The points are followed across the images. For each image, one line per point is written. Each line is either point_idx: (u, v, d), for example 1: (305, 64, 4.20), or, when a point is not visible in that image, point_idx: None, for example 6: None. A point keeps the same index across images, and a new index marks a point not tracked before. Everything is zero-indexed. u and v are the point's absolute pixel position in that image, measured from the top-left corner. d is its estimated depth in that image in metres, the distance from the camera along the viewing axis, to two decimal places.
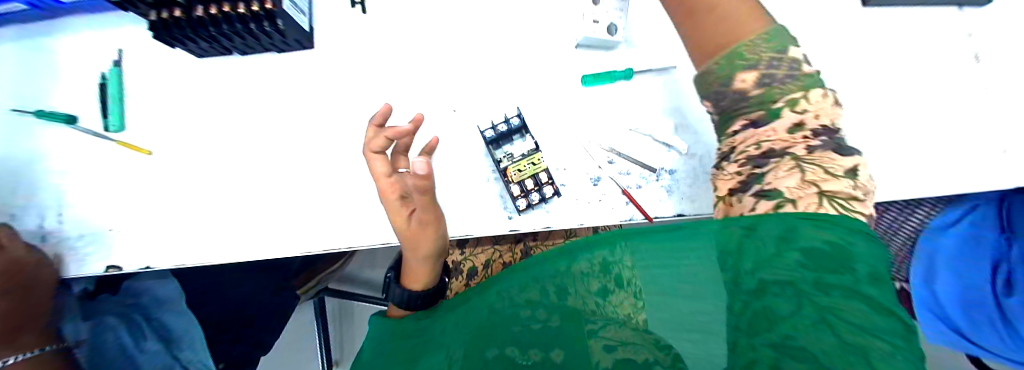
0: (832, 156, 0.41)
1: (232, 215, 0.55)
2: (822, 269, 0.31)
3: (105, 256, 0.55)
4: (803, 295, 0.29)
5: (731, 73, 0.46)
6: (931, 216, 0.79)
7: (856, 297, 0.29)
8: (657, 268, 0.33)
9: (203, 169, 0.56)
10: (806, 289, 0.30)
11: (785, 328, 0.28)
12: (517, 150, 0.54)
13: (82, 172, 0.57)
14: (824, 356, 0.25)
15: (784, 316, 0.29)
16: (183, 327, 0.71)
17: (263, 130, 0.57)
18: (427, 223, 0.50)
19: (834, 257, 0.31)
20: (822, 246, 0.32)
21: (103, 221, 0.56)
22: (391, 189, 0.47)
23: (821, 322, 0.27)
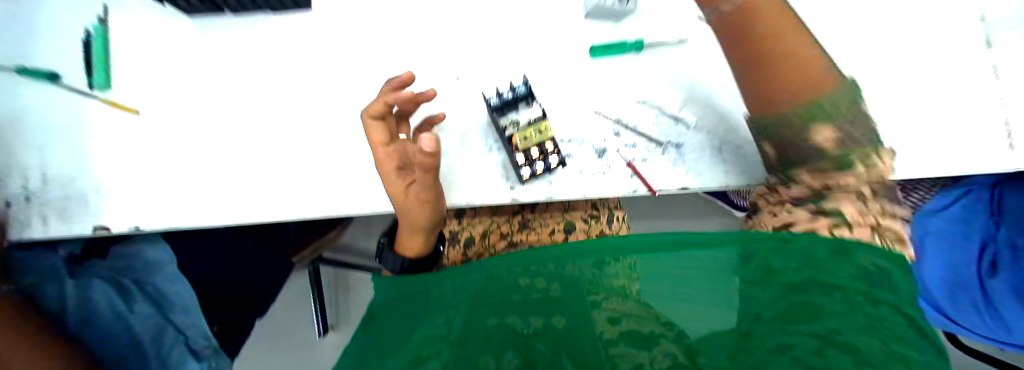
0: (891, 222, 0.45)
1: (226, 178, 0.53)
2: (832, 285, 0.32)
3: (93, 218, 0.51)
4: (830, 303, 0.31)
5: (812, 124, 0.47)
6: (926, 199, 0.80)
7: (858, 309, 0.31)
8: (679, 268, 0.35)
9: (195, 130, 0.54)
10: (834, 297, 0.32)
11: (813, 332, 0.29)
12: (523, 116, 0.51)
13: (60, 130, 0.52)
14: (860, 355, 0.26)
15: (809, 326, 0.30)
16: (176, 293, 0.72)
17: (257, 91, 0.55)
18: (424, 199, 0.46)
19: (857, 280, 0.33)
20: (858, 271, 0.34)
21: (87, 183, 0.52)
22: (388, 159, 0.48)
23: (833, 338, 0.28)
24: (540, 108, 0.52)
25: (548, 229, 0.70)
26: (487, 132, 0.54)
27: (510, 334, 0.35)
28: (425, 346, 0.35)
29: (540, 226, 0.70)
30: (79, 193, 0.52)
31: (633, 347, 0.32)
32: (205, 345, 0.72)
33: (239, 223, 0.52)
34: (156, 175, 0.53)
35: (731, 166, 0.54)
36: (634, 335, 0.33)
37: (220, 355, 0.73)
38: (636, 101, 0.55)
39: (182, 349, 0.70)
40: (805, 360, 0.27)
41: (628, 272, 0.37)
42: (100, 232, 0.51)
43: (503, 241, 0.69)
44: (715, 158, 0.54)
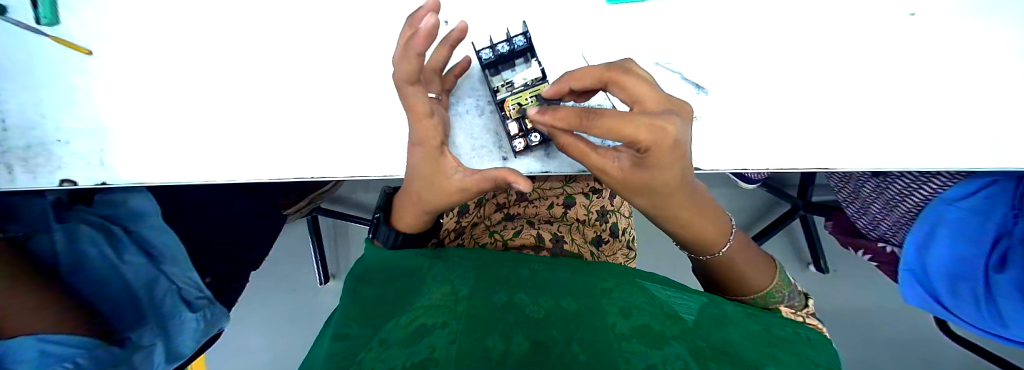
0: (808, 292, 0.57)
1: (200, 132, 0.49)
2: (776, 338, 0.38)
3: (55, 169, 0.47)
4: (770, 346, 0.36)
5: None
6: (944, 188, 0.72)
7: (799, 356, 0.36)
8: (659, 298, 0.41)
9: (160, 76, 0.48)
10: (775, 344, 0.37)
11: (754, 355, 0.33)
12: (519, 79, 0.45)
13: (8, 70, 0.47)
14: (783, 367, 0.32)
15: (753, 351, 0.34)
16: (166, 242, 0.70)
17: (227, 33, 0.48)
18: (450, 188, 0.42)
19: (790, 338, 0.40)
20: (789, 334, 0.41)
21: (46, 131, 0.47)
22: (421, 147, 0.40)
23: (772, 357, 0.34)
24: (539, 68, 0.44)
25: (547, 203, 0.66)
26: (481, 95, 0.49)
27: (514, 305, 0.38)
28: (426, 310, 0.37)
29: (539, 199, 0.67)
30: (38, 142, 0.47)
31: (643, 341, 0.33)
32: (198, 296, 0.72)
33: (217, 180, 0.49)
34: (123, 126, 0.48)
35: (753, 146, 0.48)
36: (643, 332, 0.34)
37: (214, 306, 0.73)
38: (654, 61, 0.48)
39: (176, 298, 0.70)
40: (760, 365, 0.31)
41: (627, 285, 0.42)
42: (66, 186, 0.47)
43: (499, 212, 0.66)
44: (738, 135, 0.48)
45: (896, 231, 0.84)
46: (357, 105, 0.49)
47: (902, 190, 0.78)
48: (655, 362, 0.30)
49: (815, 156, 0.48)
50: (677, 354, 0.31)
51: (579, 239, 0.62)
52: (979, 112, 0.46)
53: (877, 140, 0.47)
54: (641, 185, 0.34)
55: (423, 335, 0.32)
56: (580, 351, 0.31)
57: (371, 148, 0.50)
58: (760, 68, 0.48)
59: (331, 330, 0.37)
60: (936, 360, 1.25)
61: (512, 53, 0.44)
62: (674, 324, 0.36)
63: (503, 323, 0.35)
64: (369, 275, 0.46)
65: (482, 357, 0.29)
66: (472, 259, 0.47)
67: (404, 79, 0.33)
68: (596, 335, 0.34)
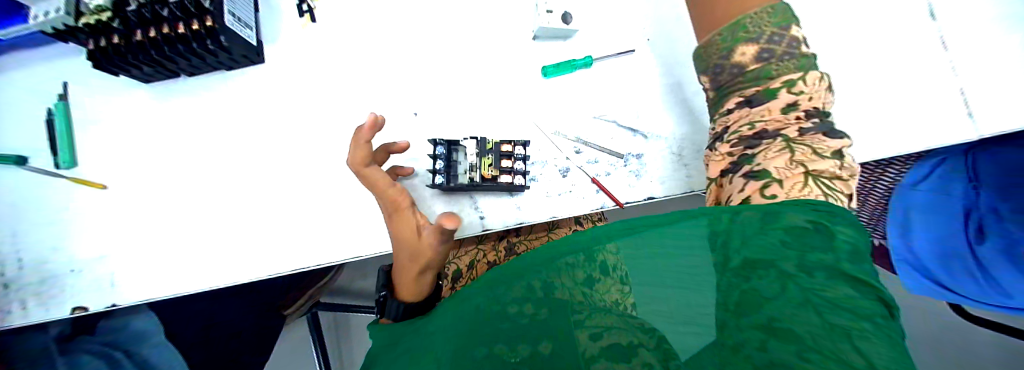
0: (821, 138, 0.41)
1: (205, 241, 0.52)
2: (801, 247, 0.28)
3: (71, 297, 0.50)
4: (797, 290, 0.25)
5: (732, 45, 0.48)
6: (905, 172, 0.81)
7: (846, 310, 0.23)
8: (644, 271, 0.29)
9: (164, 198, 0.53)
10: (795, 278, 0.26)
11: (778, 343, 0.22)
12: (468, 156, 0.50)
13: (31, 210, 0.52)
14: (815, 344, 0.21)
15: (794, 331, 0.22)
16: (164, 360, 0.70)
17: (221, 151, 0.54)
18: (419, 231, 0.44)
19: (799, 235, 0.29)
20: (803, 225, 0.30)
21: (64, 261, 0.51)
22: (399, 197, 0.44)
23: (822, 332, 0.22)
24: (475, 139, 0.51)
25: None
26: (449, 195, 0.53)
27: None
28: None
29: (526, 250, 0.70)
30: (51, 274, 0.50)
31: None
32: None
33: (218, 286, 0.51)
34: (130, 247, 0.52)
35: (694, 170, 0.55)
36: (613, 351, 0.24)
37: None
38: (594, 115, 0.55)
39: None
40: (755, 359, 0.22)
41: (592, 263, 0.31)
42: (77, 313, 0.49)
43: (491, 271, 0.68)
44: (682, 165, 0.55)
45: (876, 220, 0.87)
46: (342, 195, 0.54)
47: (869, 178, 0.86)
48: None
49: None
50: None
51: None
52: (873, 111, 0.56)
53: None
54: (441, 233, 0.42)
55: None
56: None
57: (360, 232, 0.54)
58: (683, 107, 0.56)
59: None
60: None
61: (450, 154, 0.50)
62: (643, 331, 0.26)
63: None
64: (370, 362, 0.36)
65: None
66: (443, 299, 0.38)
67: (360, 161, 0.42)
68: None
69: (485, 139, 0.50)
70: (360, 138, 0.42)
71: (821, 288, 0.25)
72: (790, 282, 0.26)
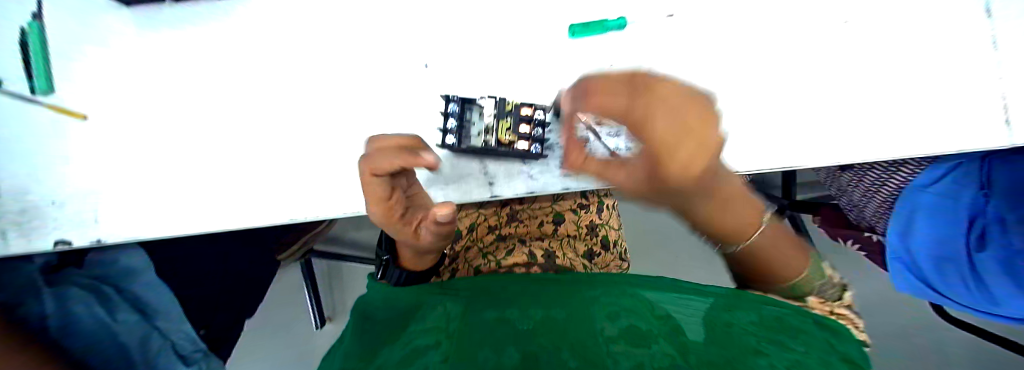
0: (844, 311, 0.51)
1: (197, 183, 0.50)
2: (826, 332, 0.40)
3: (51, 230, 0.47)
4: (807, 343, 0.37)
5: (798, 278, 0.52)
6: (915, 174, 0.77)
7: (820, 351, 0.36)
8: (684, 315, 0.40)
9: (154, 134, 0.49)
10: (807, 336, 0.38)
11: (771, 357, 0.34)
12: (486, 117, 0.48)
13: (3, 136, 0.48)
14: (801, 361, 0.33)
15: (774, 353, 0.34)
16: (160, 298, 0.69)
17: (216, 87, 0.50)
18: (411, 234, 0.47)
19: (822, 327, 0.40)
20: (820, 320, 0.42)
21: (41, 193, 0.47)
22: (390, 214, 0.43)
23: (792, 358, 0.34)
24: (493, 98, 0.48)
25: (537, 221, 0.68)
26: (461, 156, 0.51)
27: (516, 333, 0.37)
28: (437, 343, 0.36)
29: (529, 218, 0.69)
30: (31, 206, 0.47)
31: (630, 342, 0.35)
32: (194, 349, 0.70)
33: (212, 230, 0.49)
34: (115, 184, 0.48)
35: (715, 154, 0.53)
36: (630, 334, 0.37)
37: (211, 359, 0.72)
38: None
39: (169, 354, 0.67)
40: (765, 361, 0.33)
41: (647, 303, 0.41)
42: (60, 247, 0.47)
43: (491, 234, 0.68)
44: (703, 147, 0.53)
45: (878, 219, 0.88)
46: (347, 146, 0.51)
47: (874, 183, 0.84)
48: (640, 362, 0.32)
49: (772, 164, 0.53)
50: (663, 351, 0.34)
51: (571, 253, 0.63)
52: (900, 108, 0.54)
53: (816, 142, 0.53)
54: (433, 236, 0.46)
55: (416, 358, 0.33)
56: (570, 363, 0.32)
57: (364, 187, 0.51)
58: (713, 84, 0.53)
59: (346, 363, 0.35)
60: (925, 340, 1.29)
61: (462, 113, 0.48)
62: (661, 324, 0.38)
63: (498, 342, 0.36)
64: (404, 319, 0.42)
65: None
66: (493, 284, 0.47)
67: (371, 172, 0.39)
68: (584, 342, 0.36)
69: (505, 100, 0.48)
70: (385, 156, 0.39)
71: (828, 350, 0.36)
72: (806, 340, 0.37)
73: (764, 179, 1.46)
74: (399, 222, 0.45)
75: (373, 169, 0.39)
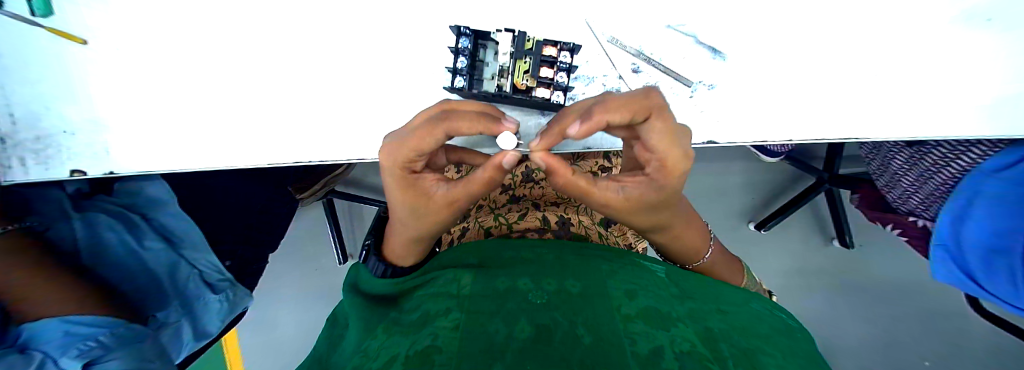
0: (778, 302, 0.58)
1: (204, 116, 0.48)
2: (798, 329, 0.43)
3: (67, 159, 0.47)
4: (799, 344, 0.39)
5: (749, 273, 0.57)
6: (987, 156, 0.67)
7: (808, 350, 0.38)
8: (690, 303, 0.40)
9: (160, 63, 0.46)
10: (794, 335, 0.41)
11: (777, 350, 0.34)
12: (501, 57, 0.43)
13: None
14: (806, 361, 0.34)
15: (785, 350, 0.35)
16: (183, 229, 0.73)
17: (219, 11, 0.45)
18: (418, 218, 0.40)
19: (797, 326, 0.44)
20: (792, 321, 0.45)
21: (52, 120, 0.46)
22: (412, 188, 0.38)
23: (799, 356, 0.34)
24: (510, 33, 0.42)
25: None
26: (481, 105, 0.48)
27: (526, 301, 0.36)
28: (440, 305, 0.36)
29: (546, 179, 0.70)
30: (44, 134, 0.47)
31: (649, 322, 0.33)
32: (220, 278, 0.76)
33: (221, 167, 0.49)
34: (121, 115, 0.47)
35: (760, 116, 0.47)
36: (647, 312, 0.35)
37: (236, 289, 0.77)
38: (664, 25, 0.45)
39: (198, 282, 0.73)
40: (775, 354, 0.33)
41: (655, 288, 0.41)
42: (77, 177, 0.47)
43: (504, 194, 0.68)
44: (748, 106, 0.47)
45: (928, 204, 0.78)
46: (361, 85, 0.48)
47: (937, 162, 0.73)
48: (663, 342, 0.30)
49: (828, 130, 0.47)
50: (684, 335, 0.32)
51: (587, 220, 0.62)
52: (986, 73, 0.46)
53: (884, 109, 0.47)
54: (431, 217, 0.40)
55: (427, 323, 0.33)
56: (585, 337, 0.30)
57: (379, 130, 0.49)
58: (776, 32, 0.45)
59: (354, 346, 0.34)
60: (936, 317, 1.28)
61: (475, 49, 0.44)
62: (673, 307, 0.37)
63: (507, 310, 0.34)
64: (412, 287, 0.43)
65: (485, 343, 0.28)
66: (496, 253, 0.48)
67: (417, 142, 0.33)
68: (600, 316, 0.34)
69: (524, 37, 0.42)
70: (434, 130, 0.33)
71: (809, 348, 0.39)
72: (793, 338, 0.40)
73: (805, 148, 1.35)
74: (426, 202, 0.39)
75: (422, 143, 0.33)
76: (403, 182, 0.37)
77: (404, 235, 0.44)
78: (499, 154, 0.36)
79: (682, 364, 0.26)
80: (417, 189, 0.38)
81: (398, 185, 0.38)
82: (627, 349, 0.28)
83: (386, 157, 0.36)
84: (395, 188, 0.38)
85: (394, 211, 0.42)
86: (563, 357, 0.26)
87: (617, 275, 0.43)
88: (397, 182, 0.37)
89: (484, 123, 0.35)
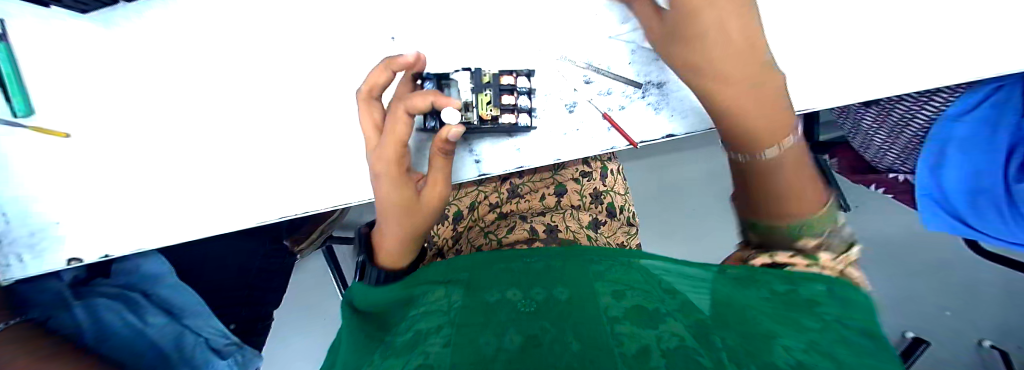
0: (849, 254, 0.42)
1: (189, 188, 0.50)
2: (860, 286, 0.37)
3: (64, 249, 0.49)
4: (836, 321, 0.33)
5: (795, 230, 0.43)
6: (948, 103, 0.69)
7: (847, 320, 0.33)
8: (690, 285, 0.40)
9: (145, 145, 0.49)
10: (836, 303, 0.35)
11: (784, 336, 0.32)
12: (463, 94, 0.45)
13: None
14: (818, 342, 0.31)
15: (807, 337, 0.32)
16: (183, 297, 0.73)
17: (200, 91, 0.48)
18: (413, 210, 0.46)
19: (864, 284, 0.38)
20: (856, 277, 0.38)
21: (47, 213, 0.48)
22: (397, 184, 0.45)
23: (811, 338, 0.32)
24: (467, 71, 0.45)
25: (538, 195, 0.71)
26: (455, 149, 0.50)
27: (518, 313, 0.40)
28: (427, 326, 0.39)
29: (530, 192, 0.71)
30: (40, 228, 0.48)
31: (636, 322, 0.36)
32: (225, 342, 0.74)
33: (212, 233, 0.50)
34: (112, 198, 0.49)
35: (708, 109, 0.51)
36: (634, 312, 0.37)
37: (242, 348, 0.75)
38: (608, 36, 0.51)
39: (204, 350, 0.71)
40: (774, 343, 0.32)
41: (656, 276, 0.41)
42: (75, 264, 0.49)
43: (492, 212, 0.70)
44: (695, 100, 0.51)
45: (904, 159, 0.80)
46: (338, 136, 0.51)
47: (902, 117, 0.76)
48: (644, 342, 0.32)
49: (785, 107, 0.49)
50: (672, 331, 0.34)
51: (575, 225, 0.64)
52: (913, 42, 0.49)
53: None
54: (422, 212, 0.47)
55: (420, 343, 0.36)
56: (572, 347, 0.35)
57: (358, 176, 0.51)
58: None
59: (366, 348, 0.39)
60: (947, 264, 1.27)
61: (440, 89, 0.46)
62: (669, 297, 0.39)
63: (498, 323, 0.38)
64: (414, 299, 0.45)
65: (476, 357, 0.32)
66: (492, 257, 0.47)
67: (399, 121, 0.42)
68: (589, 324, 0.38)
69: (480, 72, 0.45)
70: (400, 114, 0.42)
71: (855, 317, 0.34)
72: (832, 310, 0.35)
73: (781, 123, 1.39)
74: (415, 200, 0.46)
75: (396, 132, 0.42)
76: (390, 178, 0.45)
77: (395, 235, 0.47)
78: (444, 129, 0.41)
79: (666, 359, 0.29)
80: (403, 185, 0.45)
81: (389, 186, 0.45)
82: (612, 351, 0.32)
83: (377, 163, 0.45)
84: (387, 191, 0.45)
85: (388, 214, 0.47)
86: (553, 362, 0.31)
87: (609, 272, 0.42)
88: (392, 179, 0.45)
89: (433, 94, 0.41)
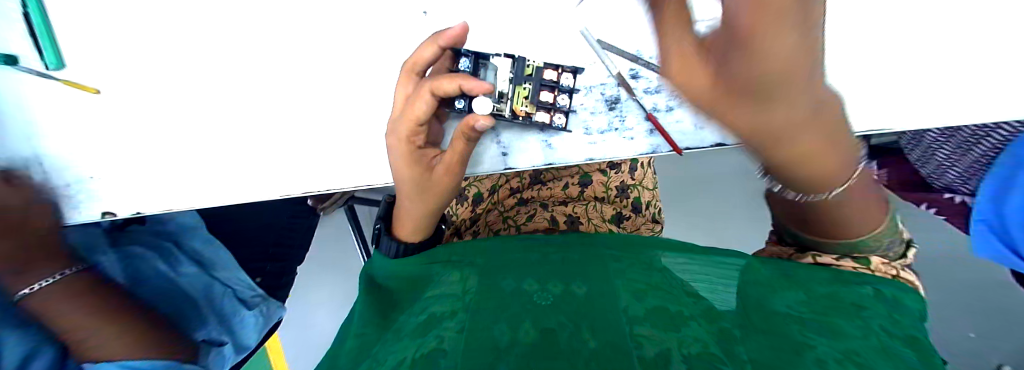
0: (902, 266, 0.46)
1: (216, 154, 0.49)
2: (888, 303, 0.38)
3: (98, 203, 0.49)
4: (872, 328, 0.33)
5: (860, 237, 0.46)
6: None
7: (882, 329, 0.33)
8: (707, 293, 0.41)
9: (173, 105, 0.48)
10: (866, 315, 0.36)
11: (814, 338, 0.33)
12: (500, 83, 0.42)
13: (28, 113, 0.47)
14: (858, 345, 0.31)
15: (842, 339, 0.32)
16: (213, 252, 0.79)
17: (227, 54, 0.47)
18: (426, 188, 0.46)
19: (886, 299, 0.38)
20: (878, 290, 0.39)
21: (82, 166, 0.49)
22: (410, 162, 0.44)
23: (849, 343, 0.31)
24: (511, 58, 0.42)
25: (562, 183, 0.68)
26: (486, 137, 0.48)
27: (531, 304, 0.39)
28: (444, 310, 0.39)
29: (554, 180, 0.69)
30: (75, 180, 0.49)
31: (658, 323, 0.34)
32: (252, 295, 0.81)
33: (238, 201, 0.50)
34: (143, 156, 0.49)
35: None
36: (657, 313, 0.36)
37: (269, 302, 0.83)
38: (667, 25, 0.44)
39: (232, 300, 0.78)
40: (810, 349, 0.31)
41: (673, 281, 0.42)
42: (108, 218, 0.49)
43: (513, 197, 0.69)
44: None
45: (966, 179, 0.75)
46: (366, 111, 0.49)
47: (973, 134, 0.70)
48: (669, 344, 0.30)
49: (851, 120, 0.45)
50: (696, 335, 0.32)
51: (597, 218, 0.63)
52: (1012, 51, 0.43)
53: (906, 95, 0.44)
54: (432, 190, 0.46)
55: (434, 326, 0.36)
56: (588, 340, 0.32)
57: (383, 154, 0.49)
58: None
59: (381, 329, 0.38)
60: None
61: (476, 69, 0.43)
62: (692, 303, 0.38)
63: (512, 311, 0.37)
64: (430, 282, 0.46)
65: (491, 347, 0.31)
66: (516, 247, 0.50)
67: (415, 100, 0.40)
68: (607, 321, 0.35)
69: (524, 62, 0.41)
70: (421, 94, 0.39)
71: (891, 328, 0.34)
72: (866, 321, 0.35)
73: None
74: (427, 178, 0.45)
75: (414, 111, 0.40)
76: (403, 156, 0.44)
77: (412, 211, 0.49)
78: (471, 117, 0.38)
79: (690, 365, 0.27)
80: (416, 163, 0.44)
81: (401, 163, 0.44)
82: (632, 352, 0.29)
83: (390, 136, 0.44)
84: (401, 169, 0.45)
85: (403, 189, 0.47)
86: (569, 361, 0.28)
87: (627, 274, 0.43)
88: (404, 158, 0.43)
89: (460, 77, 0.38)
